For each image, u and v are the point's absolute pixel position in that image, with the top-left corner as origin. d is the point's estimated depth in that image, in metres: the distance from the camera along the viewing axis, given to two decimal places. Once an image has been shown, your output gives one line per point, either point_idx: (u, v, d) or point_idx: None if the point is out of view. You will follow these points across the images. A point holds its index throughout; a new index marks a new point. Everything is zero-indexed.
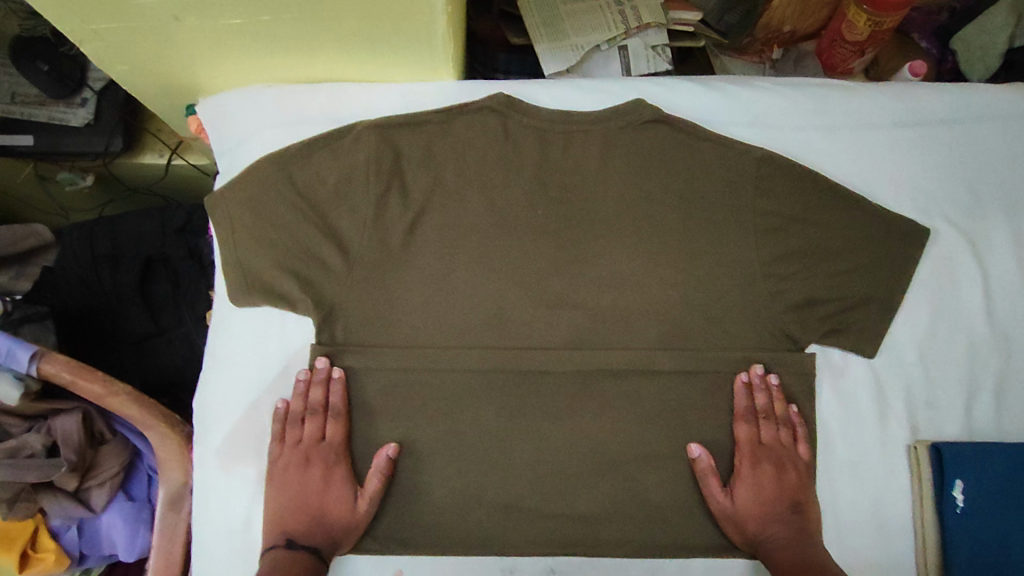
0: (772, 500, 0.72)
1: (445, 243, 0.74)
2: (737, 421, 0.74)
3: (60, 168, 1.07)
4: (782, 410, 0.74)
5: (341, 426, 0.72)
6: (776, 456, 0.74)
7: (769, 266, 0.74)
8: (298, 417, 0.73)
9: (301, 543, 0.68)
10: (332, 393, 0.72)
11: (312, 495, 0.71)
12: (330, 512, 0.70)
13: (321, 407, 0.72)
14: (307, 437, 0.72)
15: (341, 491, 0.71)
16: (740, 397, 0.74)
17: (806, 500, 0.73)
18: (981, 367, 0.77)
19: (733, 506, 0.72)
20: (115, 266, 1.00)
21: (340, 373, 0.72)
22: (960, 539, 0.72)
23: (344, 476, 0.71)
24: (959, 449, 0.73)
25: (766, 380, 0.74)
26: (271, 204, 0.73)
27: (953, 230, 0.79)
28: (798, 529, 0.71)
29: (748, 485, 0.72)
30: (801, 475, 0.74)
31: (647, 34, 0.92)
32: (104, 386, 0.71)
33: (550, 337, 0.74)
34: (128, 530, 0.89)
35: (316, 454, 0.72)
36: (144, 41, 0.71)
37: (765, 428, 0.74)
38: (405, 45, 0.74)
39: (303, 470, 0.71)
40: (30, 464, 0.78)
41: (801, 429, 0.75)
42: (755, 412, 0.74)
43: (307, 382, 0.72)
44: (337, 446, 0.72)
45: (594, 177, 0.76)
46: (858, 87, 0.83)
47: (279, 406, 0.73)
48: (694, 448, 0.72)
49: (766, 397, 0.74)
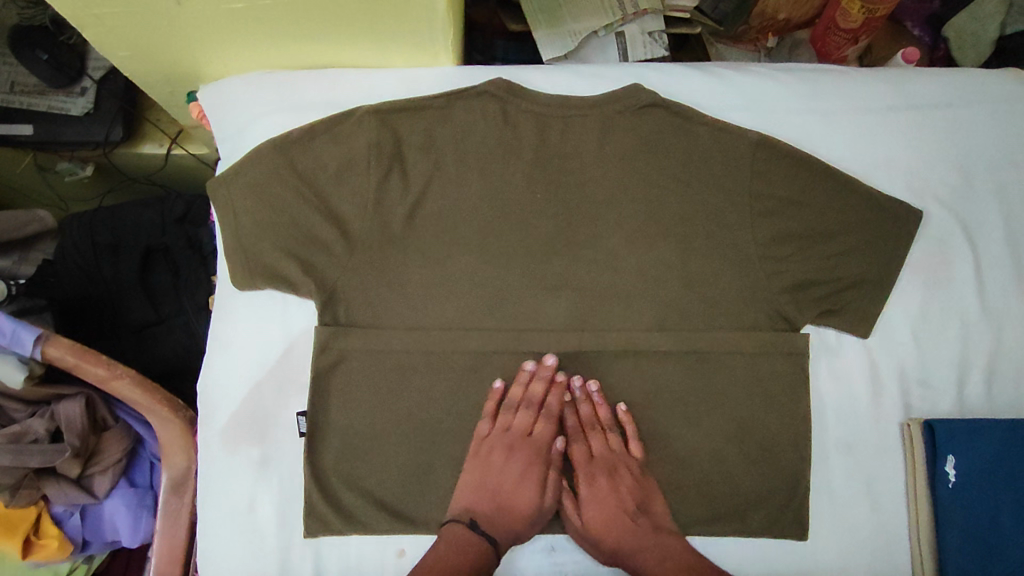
0: (615, 509, 0.72)
1: (446, 227, 0.75)
2: (569, 440, 0.76)
3: (60, 158, 1.07)
4: (605, 416, 0.74)
5: (550, 426, 0.74)
6: (608, 465, 0.74)
7: (764, 248, 0.76)
8: (513, 406, 0.73)
9: (484, 528, 0.70)
10: (552, 392, 0.74)
11: (507, 485, 0.72)
12: (520, 502, 0.72)
13: (538, 402, 0.74)
14: (517, 427, 0.73)
15: (532, 486, 0.73)
16: (566, 416, 0.76)
17: (652, 498, 0.74)
18: (974, 346, 0.79)
19: (581, 521, 0.73)
20: (115, 255, 1.02)
21: (564, 378, 0.74)
22: (953, 513, 0.73)
23: (537, 472, 0.73)
24: (951, 426, 0.74)
25: (585, 388, 0.75)
26: (272, 188, 0.74)
27: (945, 212, 0.81)
28: (650, 531, 0.72)
29: (588, 499, 0.73)
30: (639, 475, 0.74)
31: (644, 20, 0.93)
32: (107, 369, 0.72)
33: (550, 319, 0.75)
34: (131, 515, 0.89)
35: (521, 446, 0.73)
36: (145, 26, 0.71)
37: (593, 441, 0.75)
38: (404, 30, 0.74)
39: (505, 459, 0.72)
40: (32, 450, 0.79)
41: (629, 426, 0.74)
42: (580, 427, 0.76)
43: (532, 375, 0.73)
44: (542, 445, 0.74)
45: (593, 161, 0.77)
46: (851, 72, 0.84)
47: (500, 386, 0.73)
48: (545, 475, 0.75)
49: (587, 409, 0.75)
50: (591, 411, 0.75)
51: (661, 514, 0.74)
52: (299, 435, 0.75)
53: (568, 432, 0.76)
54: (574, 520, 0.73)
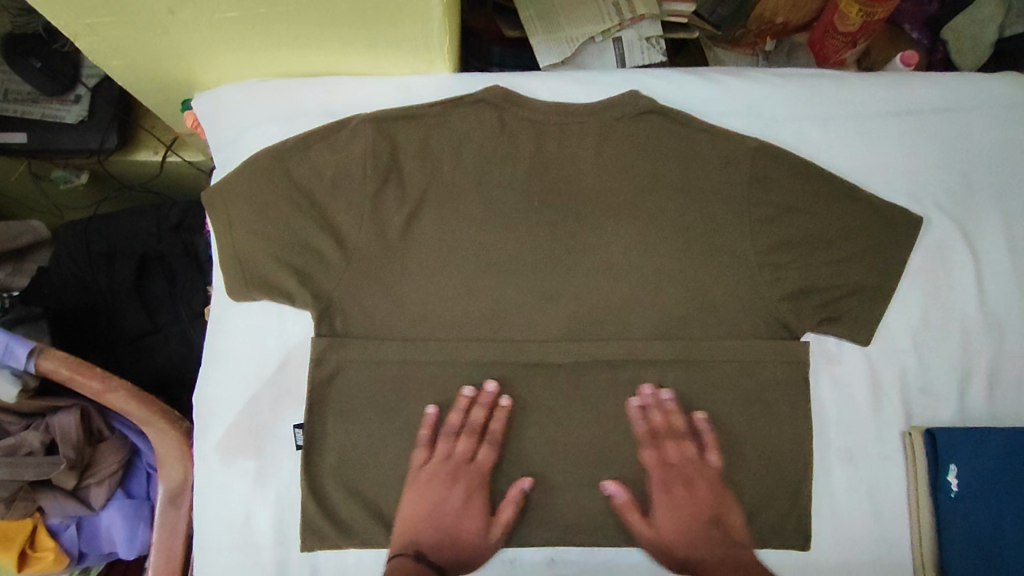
0: (690, 518, 0.72)
1: (443, 235, 0.75)
2: (640, 448, 0.73)
3: (54, 166, 1.06)
4: (683, 424, 0.74)
5: (491, 453, 0.73)
6: (685, 475, 0.73)
7: (764, 255, 0.75)
8: (452, 433, 0.73)
9: (430, 557, 0.68)
10: (493, 418, 0.73)
11: (451, 515, 0.71)
12: (463, 534, 0.71)
13: (480, 429, 0.73)
14: (457, 454, 0.72)
15: (476, 515, 0.72)
16: (637, 423, 0.73)
17: (728, 509, 0.73)
18: (974, 353, 0.78)
19: (656, 530, 0.72)
20: (110, 264, 1.01)
21: (508, 402, 0.73)
22: (955, 523, 0.72)
23: (481, 502, 0.72)
24: (952, 434, 0.73)
25: (659, 396, 0.74)
26: (268, 198, 0.73)
27: (946, 218, 0.80)
28: (727, 542, 0.71)
29: (660, 506, 0.73)
30: (716, 484, 0.74)
31: (641, 25, 0.92)
32: (103, 381, 0.71)
33: (549, 328, 0.75)
34: (128, 527, 0.89)
35: (463, 474, 0.72)
36: (139, 35, 0.71)
37: (668, 449, 0.74)
38: (400, 38, 0.74)
39: (448, 488, 0.71)
40: (27, 464, 0.78)
41: (708, 434, 0.74)
42: (653, 435, 0.74)
43: (471, 401, 0.73)
44: (482, 473, 0.73)
45: (591, 169, 0.77)
46: (850, 77, 0.84)
47: (433, 412, 0.72)
48: (609, 486, 0.72)
49: (662, 416, 0.74)
50: (665, 420, 0.74)
51: (735, 526, 0.72)
52: (296, 447, 0.74)
53: (639, 440, 0.74)
54: (646, 530, 0.72)
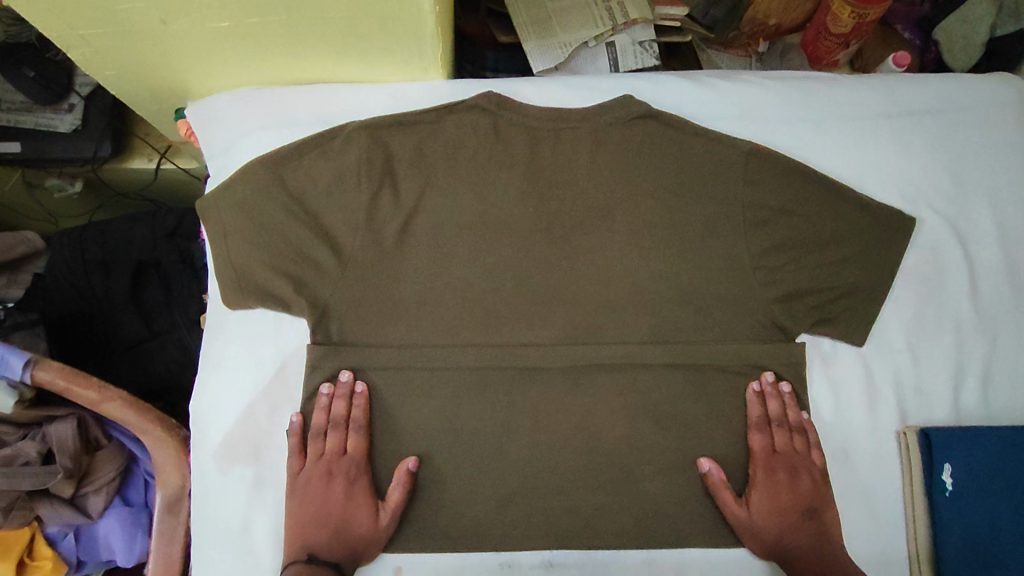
0: (788, 504, 0.73)
1: (437, 241, 0.75)
2: (751, 430, 0.75)
3: (49, 174, 1.06)
4: (795, 417, 0.75)
5: (362, 440, 0.72)
6: (791, 463, 0.74)
7: (758, 258, 0.75)
8: (320, 431, 0.73)
9: (321, 559, 0.69)
10: (354, 406, 0.72)
11: (332, 510, 0.71)
12: (348, 526, 0.71)
13: (344, 419, 0.72)
14: (329, 451, 0.72)
15: (362, 504, 0.71)
16: (754, 406, 0.74)
17: (824, 504, 0.74)
18: (968, 352, 0.79)
19: (752, 512, 0.73)
20: (106, 272, 1.01)
21: (364, 388, 0.73)
22: (951, 523, 0.72)
23: (364, 490, 0.72)
24: (948, 433, 0.74)
25: (778, 387, 0.75)
26: (262, 206, 0.73)
27: (938, 219, 0.81)
28: (817, 534, 0.73)
29: (759, 489, 0.73)
30: (816, 479, 0.74)
31: (634, 30, 0.92)
32: (99, 391, 0.71)
33: (544, 333, 0.75)
34: (127, 534, 0.89)
35: (338, 468, 0.72)
36: (132, 45, 0.71)
37: (777, 436, 0.75)
38: (393, 45, 0.74)
39: (325, 483, 0.72)
40: (23, 473, 0.78)
41: (814, 432, 0.76)
42: (766, 420, 0.75)
43: (330, 396, 0.72)
44: (359, 462, 0.72)
45: (584, 174, 0.77)
46: (843, 80, 0.84)
47: (296, 420, 0.73)
48: (705, 462, 0.73)
49: (779, 404, 0.75)
50: (782, 409, 0.75)
51: (831, 521, 0.73)
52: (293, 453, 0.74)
53: (752, 422, 0.74)
54: (742, 510, 0.72)
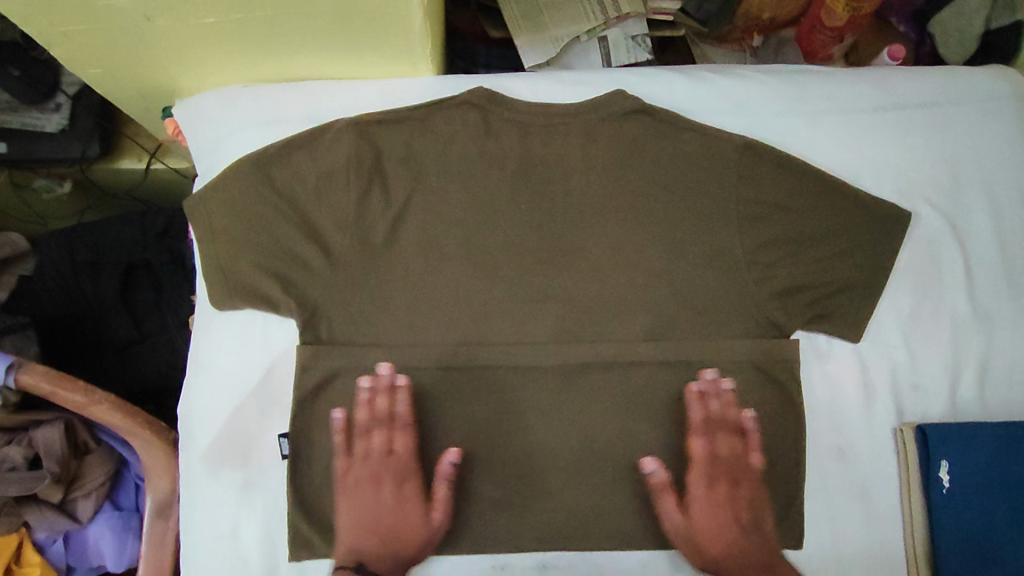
0: (723, 514, 0.72)
1: (428, 240, 0.74)
2: (691, 434, 0.72)
3: (36, 175, 1.05)
4: (734, 418, 0.73)
5: (409, 438, 0.71)
6: (730, 468, 0.73)
7: (753, 254, 0.75)
8: (365, 430, 0.71)
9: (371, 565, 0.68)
10: (397, 402, 0.71)
11: (383, 513, 0.70)
12: (399, 531, 0.70)
13: (389, 417, 0.71)
14: (375, 450, 0.71)
15: (412, 505, 0.71)
16: (693, 408, 0.72)
17: (763, 511, 0.73)
18: (965, 347, 0.78)
19: (690, 525, 0.71)
20: (95, 273, 1.00)
21: (405, 382, 0.71)
22: (948, 520, 0.71)
23: (412, 491, 0.71)
24: (945, 430, 0.72)
25: (719, 386, 0.73)
26: (250, 206, 0.72)
27: (934, 213, 0.80)
28: (758, 545, 0.72)
29: (697, 500, 0.72)
30: (753, 483, 0.73)
31: (626, 24, 0.92)
32: (85, 395, 0.70)
33: (537, 331, 0.74)
34: (117, 541, 0.87)
35: (386, 468, 0.71)
36: (115, 42, 0.70)
37: (717, 442, 0.72)
38: (382, 41, 0.73)
39: (374, 485, 0.70)
40: (9, 480, 0.77)
41: (754, 434, 0.73)
42: (702, 426, 0.72)
43: (373, 391, 0.71)
44: (406, 461, 0.71)
45: (576, 170, 0.76)
46: (837, 73, 0.83)
47: (339, 417, 0.70)
48: (648, 463, 0.71)
49: (718, 405, 0.72)
50: (721, 410, 0.73)
51: (769, 527, 0.73)
52: (283, 456, 0.73)
53: (691, 426, 0.72)
54: (679, 521, 0.71)
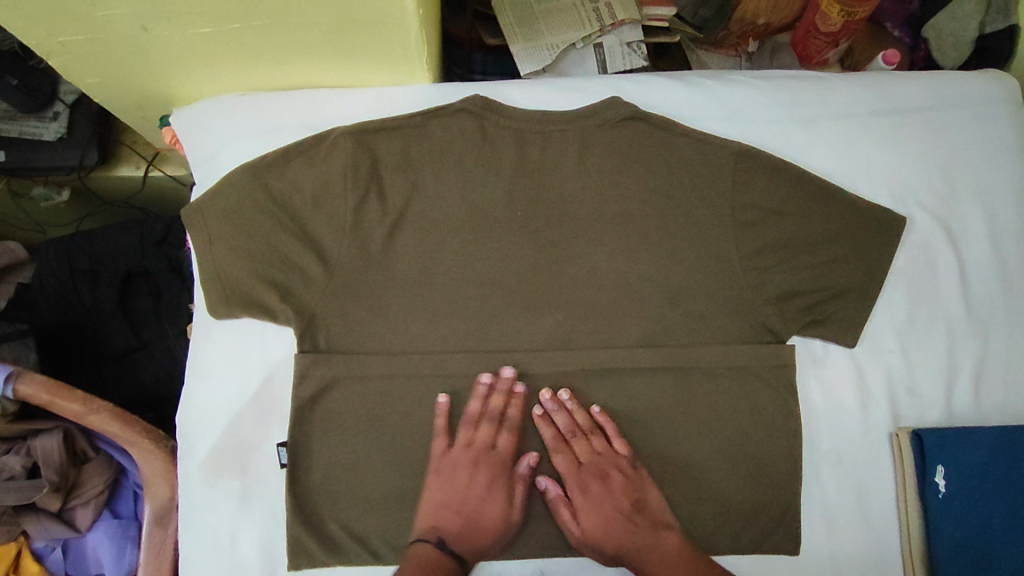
0: (607, 509, 0.71)
1: (425, 248, 0.74)
2: (551, 455, 0.73)
3: (34, 184, 1.05)
4: (583, 419, 0.73)
5: (513, 439, 0.72)
6: (599, 469, 0.72)
7: (750, 259, 0.75)
8: (473, 420, 0.72)
9: (450, 545, 0.68)
10: (511, 405, 0.72)
11: (469, 500, 0.70)
12: (482, 518, 0.70)
13: (499, 415, 0.72)
14: (479, 441, 0.72)
15: (498, 499, 0.71)
16: (543, 430, 0.73)
17: (647, 494, 0.72)
18: (961, 351, 0.78)
19: (582, 527, 0.71)
20: (94, 280, 1.00)
21: (523, 389, 0.72)
22: (944, 525, 0.71)
23: (502, 482, 0.71)
24: (940, 435, 0.72)
25: (557, 398, 0.73)
26: (248, 214, 0.72)
27: (929, 218, 0.80)
28: (649, 531, 0.70)
29: (577, 505, 0.71)
30: (629, 473, 0.72)
31: (622, 31, 0.92)
32: (84, 404, 0.71)
33: (534, 338, 0.74)
34: (115, 548, 0.87)
35: (485, 459, 0.72)
36: (112, 52, 0.70)
37: (576, 449, 0.72)
38: (378, 49, 0.73)
39: (470, 474, 0.71)
40: (6, 490, 0.77)
41: (607, 426, 0.73)
42: (555, 439, 0.73)
43: (490, 389, 0.72)
44: (506, 458, 0.72)
45: (572, 177, 0.76)
46: (831, 78, 0.84)
47: (444, 401, 0.70)
48: (541, 481, 0.72)
49: (565, 417, 0.73)
50: (569, 419, 0.73)
51: (662, 513, 0.72)
52: (281, 465, 0.73)
53: (548, 447, 0.73)
54: (574, 529, 0.71)
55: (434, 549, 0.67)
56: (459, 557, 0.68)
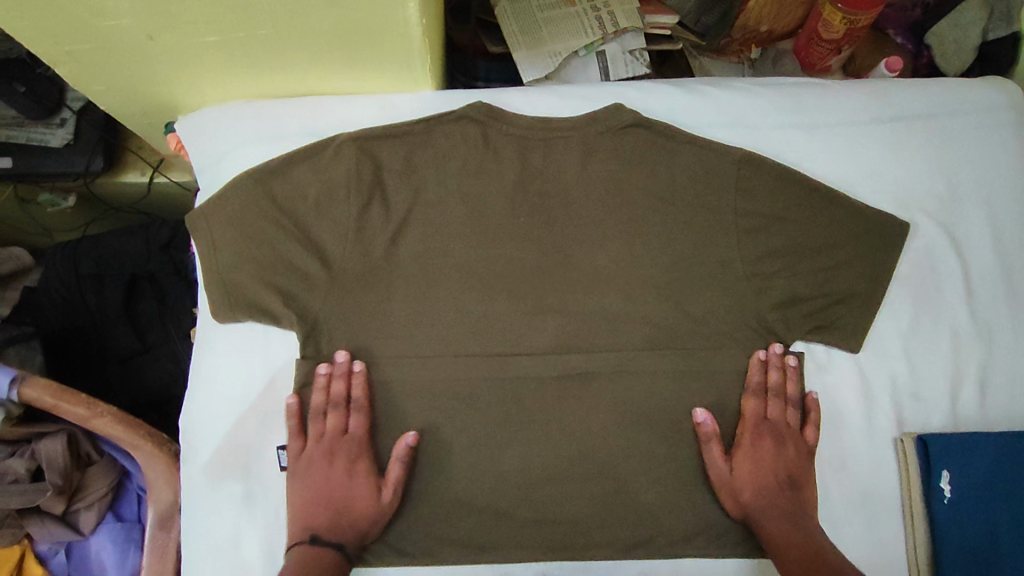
0: (761, 468, 0.72)
1: (428, 252, 0.74)
2: (746, 394, 0.74)
3: (41, 189, 1.06)
4: (792, 391, 0.74)
5: (364, 419, 0.71)
6: (778, 432, 0.74)
7: (751, 265, 0.75)
8: (320, 412, 0.71)
9: (325, 540, 0.67)
10: (354, 386, 0.71)
11: (336, 488, 0.70)
12: (350, 503, 0.69)
13: (344, 400, 0.71)
14: (329, 431, 0.71)
15: (363, 481, 0.70)
16: (754, 372, 0.74)
17: (805, 478, 0.73)
18: (966, 356, 0.78)
19: (728, 476, 0.71)
20: (100, 285, 1.01)
21: (361, 366, 0.71)
22: (951, 531, 0.70)
23: (360, 465, 0.70)
24: (947, 440, 0.72)
25: (783, 359, 0.74)
26: (252, 219, 0.73)
27: (932, 224, 0.80)
28: (794, 502, 0.71)
29: (738, 453, 0.73)
30: (803, 454, 0.74)
31: (624, 38, 0.92)
32: (88, 408, 0.72)
33: (536, 342, 0.74)
34: (118, 551, 0.89)
35: (340, 446, 0.71)
36: (119, 60, 0.71)
37: (772, 405, 0.74)
38: (381, 57, 0.74)
39: (327, 465, 0.70)
40: (11, 492, 0.77)
41: (814, 413, 0.75)
42: (765, 388, 0.74)
43: (328, 376, 0.71)
44: (361, 440, 0.71)
45: (574, 183, 0.77)
46: (833, 85, 0.84)
47: (290, 402, 0.71)
48: (700, 413, 0.72)
49: (780, 375, 0.74)
50: (781, 379, 0.74)
51: (809, 497, 0.72)
52: (283, 468, 0.73)
53: (748, 387, 0.74)
54: (722, 474, 0.71)
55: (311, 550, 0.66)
56: (337, 549, 0.67)
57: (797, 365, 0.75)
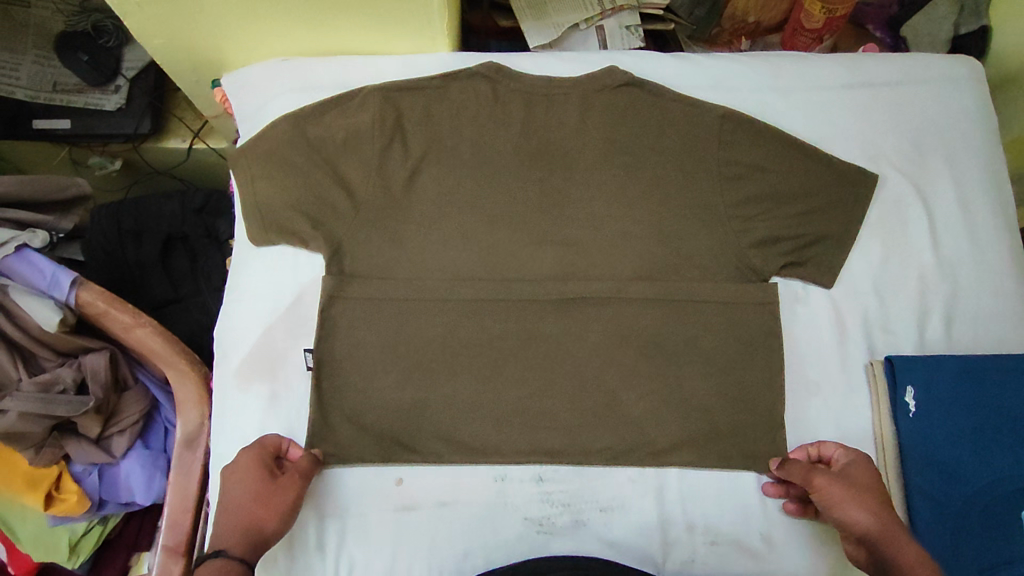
0: (876, 487, 0.70)
1: (442, 190, 0.83)
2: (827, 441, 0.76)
3: (93, 153, 1.17)
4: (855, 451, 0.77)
5: (270, 441, 0.74)
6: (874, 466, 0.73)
7: (733, 207, 0.83)
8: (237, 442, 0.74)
9: (231, 554, 0.64)
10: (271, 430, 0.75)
11: (241, 504, 0.68)
12: (250, 517, 0.68)
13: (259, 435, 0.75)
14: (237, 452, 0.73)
15: (270, 492, 0.70)
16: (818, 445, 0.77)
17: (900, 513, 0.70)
18: (932, 293, 0.85)
19: (843, 489, 0.69)
20: (139, 240, 1.08)
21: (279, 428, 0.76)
22: (916, 440, 0.77)
23: (257, 477, 0.70)
24: (911, 360, 0.79)
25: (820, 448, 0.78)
26: (288, 156, 0.82)
27: (900, 177, 0.88)
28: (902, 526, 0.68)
29: (849, 471, 0.71)
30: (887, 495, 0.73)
31: (621, 16, 1.05)
32: (132, 317, 0.84)
33: (537, 270, 0.82)
34: (146, 475, 0.95)
35: (244, 462, 0.71)
36: (180, 13, 0.81)
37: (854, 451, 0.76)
38: (405, 17, 0.84)
39: (232, 482, 0.70)
40: (60, 400, 0.84)
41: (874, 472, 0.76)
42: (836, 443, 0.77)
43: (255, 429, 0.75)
44: (266, 458, 0.72)
45: (574, 132, 0.86)
46: (809, 56, 0.93)
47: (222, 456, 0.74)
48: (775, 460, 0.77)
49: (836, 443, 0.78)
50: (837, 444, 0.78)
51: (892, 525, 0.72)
52: (307, 369, 0.80)
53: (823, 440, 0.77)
54: (836, 485, 0.69)
55: (217, 564, 0.63)
56: (245, 566, 0.64)
57: (829, 396, 0.81)
